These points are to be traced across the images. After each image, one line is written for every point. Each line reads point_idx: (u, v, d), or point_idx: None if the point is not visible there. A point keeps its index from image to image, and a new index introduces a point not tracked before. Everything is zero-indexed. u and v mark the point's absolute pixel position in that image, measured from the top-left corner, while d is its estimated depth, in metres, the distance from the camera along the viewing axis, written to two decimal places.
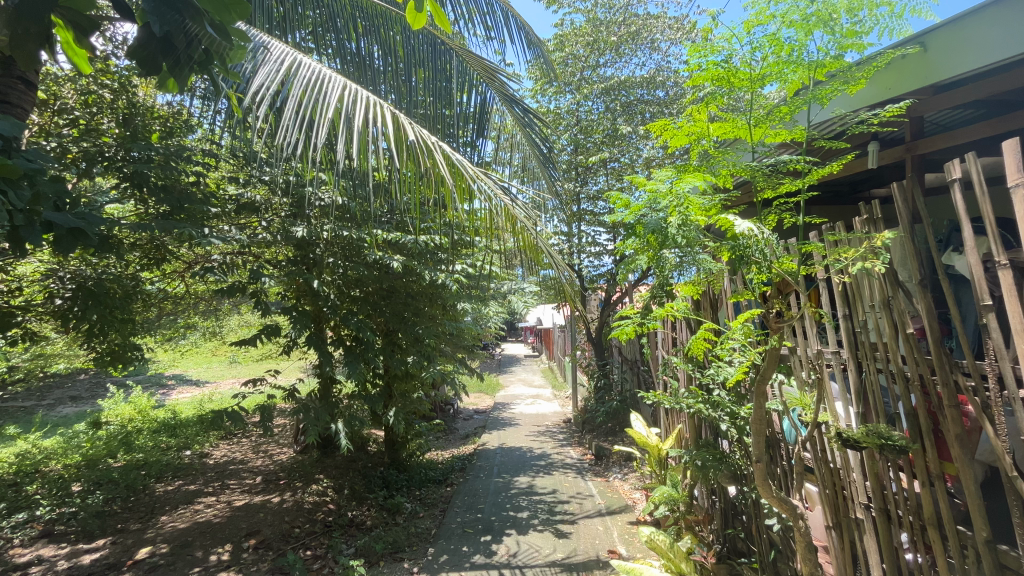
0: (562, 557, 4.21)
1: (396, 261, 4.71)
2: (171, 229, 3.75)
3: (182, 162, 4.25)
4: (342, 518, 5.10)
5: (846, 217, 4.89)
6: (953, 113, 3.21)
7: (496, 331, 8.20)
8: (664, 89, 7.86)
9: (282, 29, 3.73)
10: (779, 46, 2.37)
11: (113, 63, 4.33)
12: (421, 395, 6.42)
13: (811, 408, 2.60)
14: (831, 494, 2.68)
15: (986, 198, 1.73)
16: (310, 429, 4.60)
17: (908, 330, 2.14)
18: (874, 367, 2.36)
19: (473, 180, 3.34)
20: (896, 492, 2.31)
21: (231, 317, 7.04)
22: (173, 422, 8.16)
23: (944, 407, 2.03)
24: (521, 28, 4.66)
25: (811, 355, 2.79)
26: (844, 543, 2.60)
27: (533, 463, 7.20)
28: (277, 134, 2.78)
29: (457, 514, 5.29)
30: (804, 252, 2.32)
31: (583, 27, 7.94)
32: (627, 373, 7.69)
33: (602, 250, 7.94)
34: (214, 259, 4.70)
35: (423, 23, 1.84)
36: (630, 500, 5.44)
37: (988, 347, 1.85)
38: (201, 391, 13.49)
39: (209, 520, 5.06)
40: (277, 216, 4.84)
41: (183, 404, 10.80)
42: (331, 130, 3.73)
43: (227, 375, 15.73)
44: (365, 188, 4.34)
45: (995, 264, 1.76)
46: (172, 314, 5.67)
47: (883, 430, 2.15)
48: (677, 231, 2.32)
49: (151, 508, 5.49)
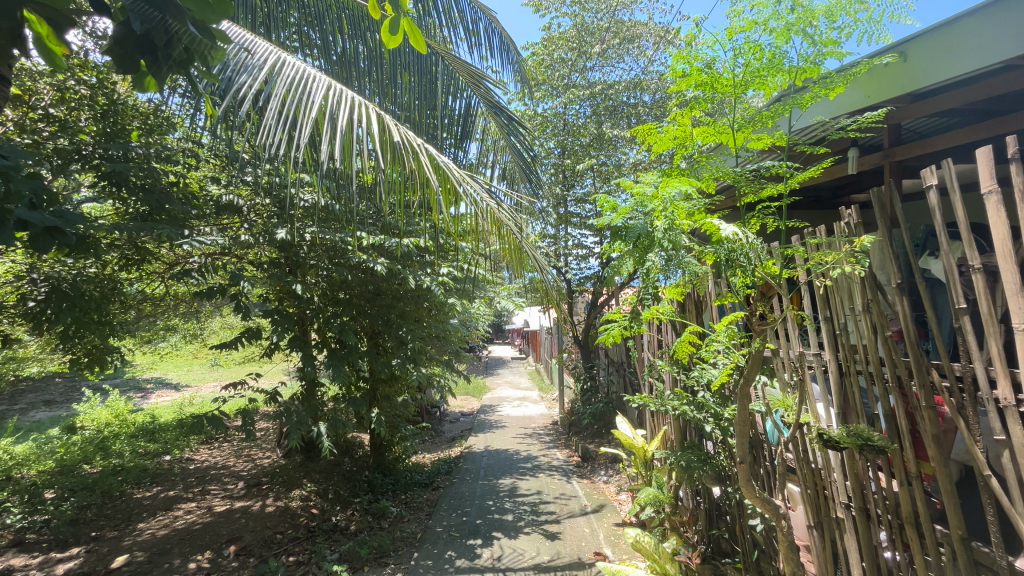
0: (548, 560, 4.21)
1: (381, 263, 4.68)
2: (150, 230, 3.67)
3: (163, 161, 4.16)
4: (326, 523, 5.03)
5: (827, 221, 4.98)
6: (929, 121, 3.29)
7: (483, 333, 8.19)
8: (649, 93, 7.95)
9: (267, 27, 3.68)
10: (761, 54, 2.41)
11: (91, 59, 4.23)
12: (407, 398, 6.38)
13: (794, 410, 2.64)
14: (813, 494, 2.72)
15: (961, 204, 1.79)
16: (293, 433, 4.54)
17: (886, 332, 2.19)
18: (853, 369, 2.40)
19: (459, 182, 3.32)
20: (874, 491, 2.36)
21: (213, 319, 6.90)
22: (152, 427, 7.97)
23: (921, 408, 2.07)
24: (507, 35, 4.72)
25: (793, 357, 2.84)
26: (825, 542, 2.64)
27: (519, 465, 7.20)
28: (260, 134, 2.73)
29: (443, 517, 5.26)
30: (787, 256, 2.35)
31: (570, 31, 7.99)
32: (613, 375, 7.74)
33: (589, 252, 7.98)
34: (195, 260, 4.61)
35: (399, 44, 1.78)
36: (616, 501, 5.47)
37: (963, 349, 1.90)
38: (181, 394, 13.23)
39: (189, 527, 4.95)
40: (261, 216, 4.77)
41: (162, 408, 10.57)
42: (316, 130, 3.69)
43: (209, 378, 15.45)
44: (350, 189, 4.30)
45: (969, 268, 1.81)
46: (151, 316, 5.55)
47: (863, 431, 2.19)
48: (664, 235, 2.33)
49: (128, 515, 5.35)
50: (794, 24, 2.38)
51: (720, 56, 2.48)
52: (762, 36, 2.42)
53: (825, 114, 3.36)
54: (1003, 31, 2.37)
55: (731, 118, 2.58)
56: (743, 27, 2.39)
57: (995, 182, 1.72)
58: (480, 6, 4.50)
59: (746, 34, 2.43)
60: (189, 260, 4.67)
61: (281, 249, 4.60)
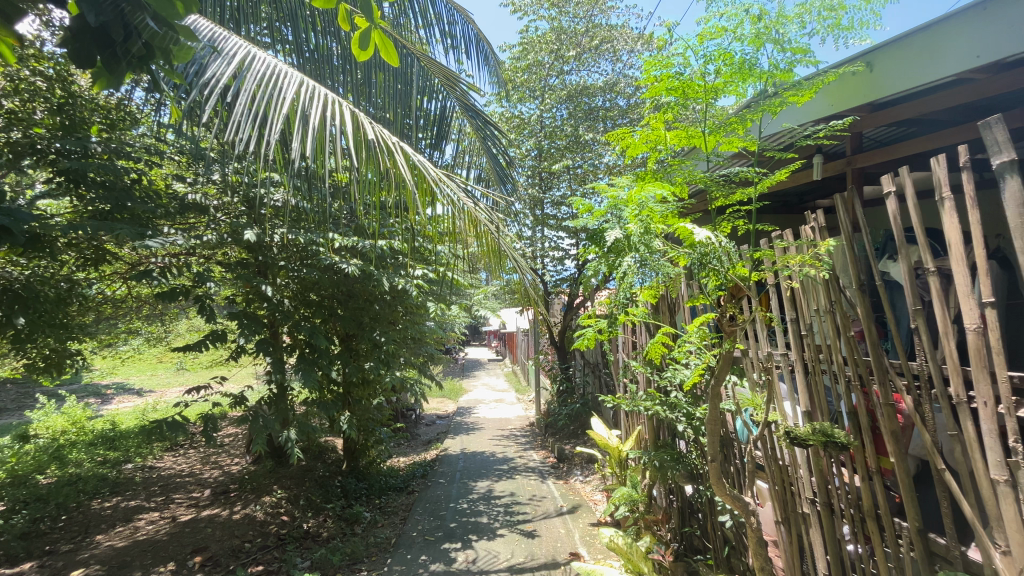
0: (524, 562, 4.21)
1: (353, 265, 4.61)
2: (110, 229, 3.51)
3: (125, 157, 3.99)
4: (297, 530, 4.91)
5: (794, 225, 5.14)
6: (889, 130, 3.42)
7: (459, 335, 8.14)
8: (625, 98, 8.03)
9: (236, 22, 3.58)
10: (731, 60, 2.46)
11: (48, 50, 4.03)
12: (382, 401, 6.28)
13: (762, 408, 2.71)
14: (780, 491, 2.80)
15: (916, 210, 1.86)
16: (262, 438, 4.42)
17: (847, 332, 2.27)
18: (818, 368, 2.48)
19: (435, 183, 3.29)
20: (838, 486, 2.43)
21: (179, 322, 6.66)
22: (112, 434, 7.63)
23: (880, 405, 2.15)
24: (483, 37, 4.71)
25: (762, 357, 2.91)
26: (792, 537, 2.72)
27: (496, 467, 7.18)
28: (228, 131, 2.64)
29: (418, 522, 5.20)
30: (756, 258, 2.41)
31: (548, 34, 8.02)
32: (589, 376, 7.80)
33: (565, 254, 8.03)
34: (159, 260, 4.44)
35: (368, 57, 1.91)
36: (591, 502, 5.51)
37: (918, 348, 1.98)
38: (145, 399, 12.72)
39: (151, 538, 4.76)
40: (230, 216, 4.63)
41: (124, 415, 10.14)
42: (288, 128, 3.61)
43: (174, 382, 14.91)
44: (323, 189, 4.22)
45: (924, 271, 1.89)
46: (111, 318, 5.31)
47: (827, 428, 2.27)
48: (639, 238, 2.37)
49: (85, 527, 5.10)
50: (762, 32, 2.44)
51: (691, 62, 2.52)
52: (733, 42, 2.47)
53: (791, 121, 3.44)
54: (967, 45, 2.45)
55: (703, 122, 2.63)
56: (713, 34, 2.43)
57: (949, 188, 1.80)
58: (457, 7, 4.48)
59: (716, 40, 2.48)
60: (152, 260, 4.50)
61: (250, 249, 4.47)
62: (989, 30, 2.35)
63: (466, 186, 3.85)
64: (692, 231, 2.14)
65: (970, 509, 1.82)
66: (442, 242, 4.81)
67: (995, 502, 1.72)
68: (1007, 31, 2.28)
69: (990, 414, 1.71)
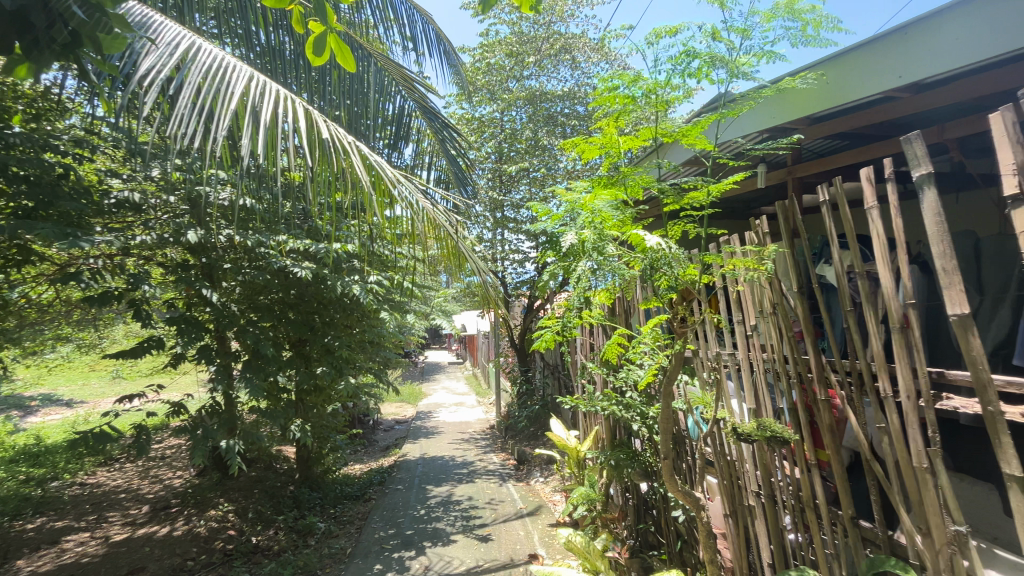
0: (483, 566, 4.19)
1: (304, 268, 4.47)
2: (32, 228, 3.24)
3: (51, 150, 3.70)
4: (245, 545, 4.68)
5: (741, 230, 5.39)
6: (825, 143, 3.66)
7: (419, 339, 8.03)
8: (583, 104, 8.18)
9: (179, 11, 3.39)
10: (681, 70, 2.55)
11: None
12: (337, 407, 6.11)
13: (711, 406, 2.83)
14: (728, 485, 2.92)
15: (849, 218, 2.00)
16: (204, 450, 4.20)
17: (788, 332, 2.41)
18: (762, 367, 2.61)
19: (393, 184, 3.23)
20: (780, 479, 2.57)
21: (114, 327, 6.22)
22: (36, 450, 7.03)
23: (818, 401, 2.29)
24: (443, 38, 4.68)
25: (711, 357, 3.03)
26: (739, 529, 2.84)
27: (455, 471, 7.12)
28: (169, 126, 2.48)
29: (374, 530, 5.08)
30: (705, 262, 2.52)
31: (508, 38, 8.08)
32: (548, 378, 7.87)
33: (525, 257, 8.08)
34: (91, 262, 4.14)
35: (323, 62, 1.93)
36: (550, 502, 5.56)
37: (851, 346, 2.13)
38: (74, 411, 11.79)
39: (81, 561, 4.41)
40: (172, 215, 4.38)
41: (50, 428, 9.36)
42: (236, 124, 3.45)
43: (108, 392, 13.90)
44: (275, 188, 4.07)
45: (855, 274, 2.04)
46: (36, 324, 4.90)
47: (770, 424, 2.38)
48: (595, 243, 2.42)
49: (3, 553, 4.67)
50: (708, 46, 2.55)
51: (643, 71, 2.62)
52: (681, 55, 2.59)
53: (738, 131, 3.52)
54: (895, 65, 2.62)
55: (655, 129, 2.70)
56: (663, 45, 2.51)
57: (877, 197, 1.95)
58: (416, 7, 4.43)
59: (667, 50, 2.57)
60: (83, 261, 4.18)
61: (193, 250, 4.24)
62: (913, 52, 2.54)
63: (424, 187, 3.81)
64: (644, 237, 2.22)
65: (896, 496, 1.96)
66: (400, 244, 4.74)
67: (917, 488, 1.86)
68: (930, 53, 2.47)
69: (913, 407, 1.85)
